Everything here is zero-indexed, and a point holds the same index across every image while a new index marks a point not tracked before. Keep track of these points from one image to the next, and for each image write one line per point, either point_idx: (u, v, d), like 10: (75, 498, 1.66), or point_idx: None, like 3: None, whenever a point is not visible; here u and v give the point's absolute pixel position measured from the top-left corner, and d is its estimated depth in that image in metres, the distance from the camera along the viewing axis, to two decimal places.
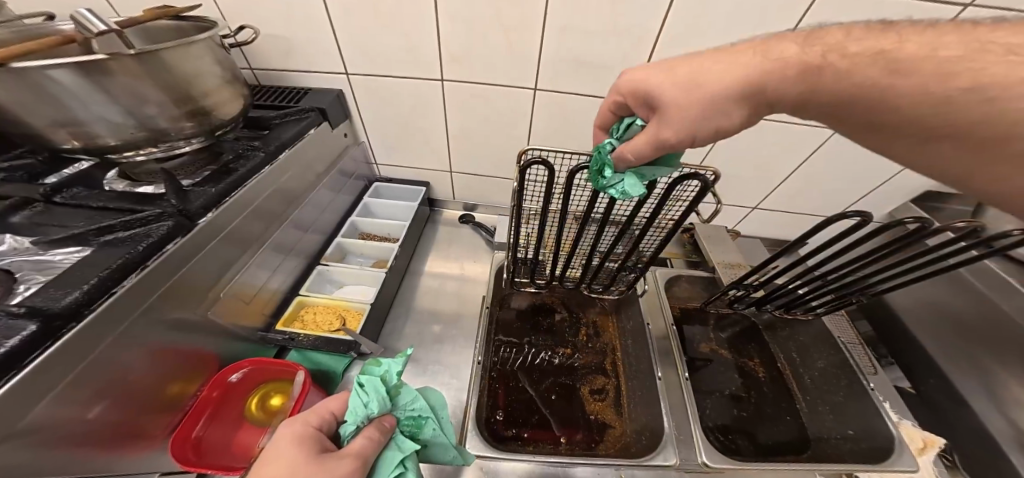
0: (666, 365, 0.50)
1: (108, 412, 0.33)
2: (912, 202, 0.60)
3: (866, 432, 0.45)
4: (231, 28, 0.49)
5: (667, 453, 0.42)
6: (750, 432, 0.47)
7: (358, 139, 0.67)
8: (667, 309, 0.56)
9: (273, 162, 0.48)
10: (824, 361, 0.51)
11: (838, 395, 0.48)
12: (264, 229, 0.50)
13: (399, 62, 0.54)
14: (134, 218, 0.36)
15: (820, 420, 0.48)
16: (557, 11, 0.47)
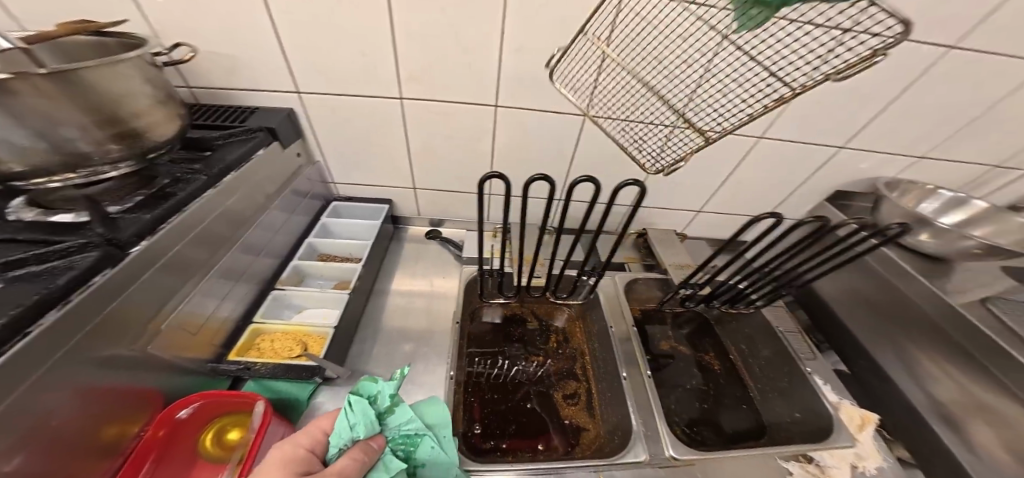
0: (630, 366, 0.52)
1: (28, 465, 0.28)
2: (826, 200, 0.68)
3: (809, 413, 0.49)
4: (164, 45, 0.46)
5: (637, 449, 0.43)
6: (715, 422, 0.50)
7: (312, 159, 0.64)
8: (628, 312, 0.58)
9: (217, 185, 0.45)
10: (769, 349, 0.55)
11: (783, 381, 0.53)
12: (210, 254, 0.46)
13: (354, 82, 0.53)
14: (52, 250, 0.32)
15: (771, 406, 0.52)
16: (513, 32, 0.50)
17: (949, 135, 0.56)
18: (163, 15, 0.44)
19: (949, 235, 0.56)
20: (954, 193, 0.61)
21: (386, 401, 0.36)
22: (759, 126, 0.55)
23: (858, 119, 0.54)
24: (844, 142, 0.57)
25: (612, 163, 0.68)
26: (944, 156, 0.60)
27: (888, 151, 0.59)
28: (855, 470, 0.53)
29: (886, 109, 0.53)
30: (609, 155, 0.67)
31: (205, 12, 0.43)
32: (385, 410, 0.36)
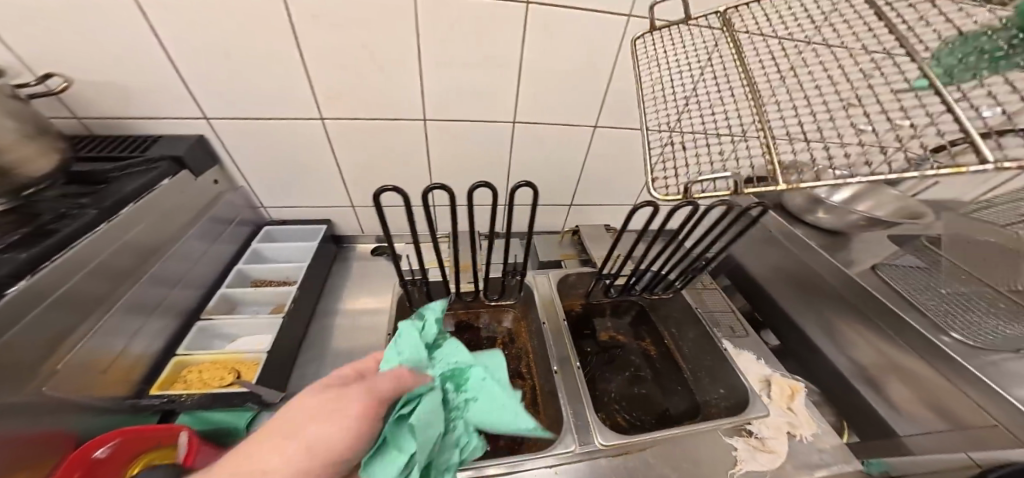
0: (562, 359, 0.52)
1: None
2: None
3: (731, 389, 0.50)
4: (34, 75, 0.42)
5: (566, 440, 0.44)
6: (654, 404, 0.52)
7: (235, 184, 0.62)
8: (557, 305, 0.58)
9: (110, 219, 0.42)
10: (694, 331, 0.57)
11: (707, 360, 0.54)
12: (112, 288, 0.43)
13: (269, 104, 0.52)
14: None
15: (701, 385, 0.53)
16: (428, 49, 0.51)
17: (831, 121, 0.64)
18: (29, 44, 0.40)
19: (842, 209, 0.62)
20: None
21: (429, 332, 0.36)
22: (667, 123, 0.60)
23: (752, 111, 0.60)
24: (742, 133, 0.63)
25: (546, 165, 0.71)
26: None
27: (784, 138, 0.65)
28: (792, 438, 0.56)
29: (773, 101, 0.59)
30: (542, 159, 0.70)
31: (84, 39, 0.41)
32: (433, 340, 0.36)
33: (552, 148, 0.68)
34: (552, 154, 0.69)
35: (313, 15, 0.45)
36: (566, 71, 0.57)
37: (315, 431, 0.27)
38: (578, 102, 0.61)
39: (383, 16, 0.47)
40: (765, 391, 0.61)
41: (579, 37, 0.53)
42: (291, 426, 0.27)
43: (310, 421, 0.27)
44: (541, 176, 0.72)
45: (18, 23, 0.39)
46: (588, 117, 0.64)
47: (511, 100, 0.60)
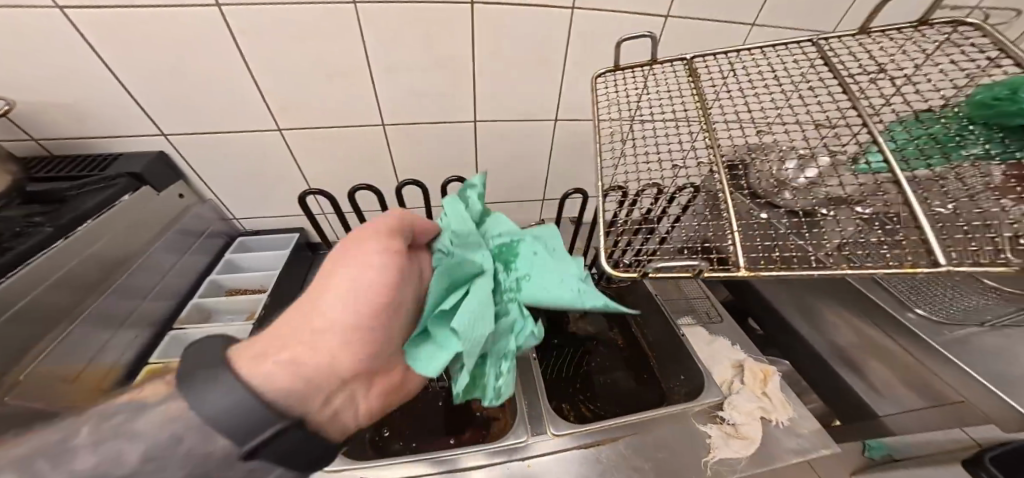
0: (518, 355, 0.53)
1: None
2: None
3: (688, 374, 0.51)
4: None
5: (519, 431, 0.47)
6: (617, 392, 0.54)
7: (203, 197, 0.63)
8: None
9: (67, 236, 0.42)
10: (654, 318, 0.57)
11: (667, 345, 0.54)
12: (74, 303, 0.43)
13: (224, 118, 0.53)
14: None
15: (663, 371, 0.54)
16: (377, 56, 0.52)
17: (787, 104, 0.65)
18: None
19: None
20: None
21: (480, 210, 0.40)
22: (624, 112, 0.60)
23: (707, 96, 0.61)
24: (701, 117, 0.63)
25: (512, 161, 0.71)
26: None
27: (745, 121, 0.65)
28: (767, 423, 0.56)
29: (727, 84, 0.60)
30: (507, 156, 0.70)
31: (29, 63, 0.42)
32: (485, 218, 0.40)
33: (515, 144, 0.68)
34: (517, 150, 0.69)
35: (254, 29, 0.45)
36: (518, 67, 0.57)
37: (360, 271, 0.25)
38: (534, 97, 0.62)
39: (325, 26, 0.47)
40: (738, 376, 0.60)
41: (526, 33, 0.53)
42: (331, 271, 0.25)
43: (347, 257, 0.25)
44: (509, 173, 0.73)
45: None
46: (547, 111, 0.64)
47: (467, 100, 0.60)
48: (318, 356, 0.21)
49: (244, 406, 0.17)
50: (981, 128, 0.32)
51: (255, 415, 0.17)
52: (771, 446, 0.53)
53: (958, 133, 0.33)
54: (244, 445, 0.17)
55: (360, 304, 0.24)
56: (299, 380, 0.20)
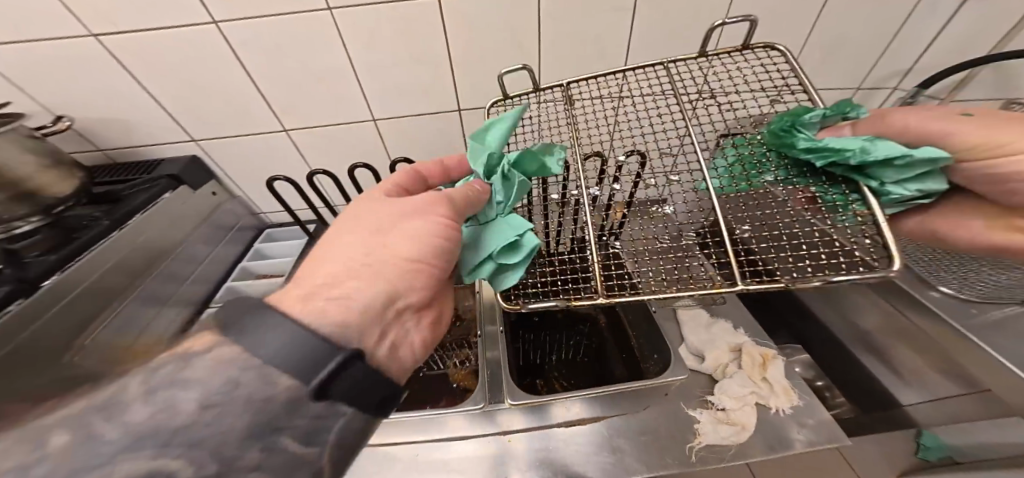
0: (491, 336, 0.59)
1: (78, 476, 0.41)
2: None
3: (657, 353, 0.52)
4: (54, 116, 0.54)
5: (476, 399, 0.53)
6: None
7: (233, 194, 0.73)
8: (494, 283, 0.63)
9: (120, 228, 0.52)
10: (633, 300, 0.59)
11: (641, 326, 0.56)
12: (129, 282, 0.53)
13: (238, 124, 0.61)
14: None
15: (637, 351, 0.56)
16: (359, 55, 0.56)
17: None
18: (50, 95, 0.53)
19: None
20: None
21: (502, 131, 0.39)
22: None
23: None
24: None
25: None
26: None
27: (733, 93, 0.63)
28: (762, 409, 0.52)
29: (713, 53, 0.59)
30: None
31: (87, 86, 0.53)
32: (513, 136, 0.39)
33: None
34: None
35: (248, 42, 0.52)
36: (491, 53, 0.58)
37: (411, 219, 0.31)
38: (513, 81, 0.62)
39: (309, 32, 0.52)
40: (735, 361, 0.56)
41: (494, 16, 0.54)
42: (384, 227, 0.31)
43: (402, 214, 0.32)
44: None
45: (35, 79, 0.51)
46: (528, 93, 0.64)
47: (449, 91, 0.62)
48: (368, 292, 0.26)
49: (298, 341, 0.20)
50: (775, 155, 0.39)
51: (307, 347, 0.20)
52: (768, 434, 0.50)
53: (761, 160, 0.39)
54: (307, 379, 0.19)
55: (419, 248, 0.30)
56: (345, 315, 0.24)
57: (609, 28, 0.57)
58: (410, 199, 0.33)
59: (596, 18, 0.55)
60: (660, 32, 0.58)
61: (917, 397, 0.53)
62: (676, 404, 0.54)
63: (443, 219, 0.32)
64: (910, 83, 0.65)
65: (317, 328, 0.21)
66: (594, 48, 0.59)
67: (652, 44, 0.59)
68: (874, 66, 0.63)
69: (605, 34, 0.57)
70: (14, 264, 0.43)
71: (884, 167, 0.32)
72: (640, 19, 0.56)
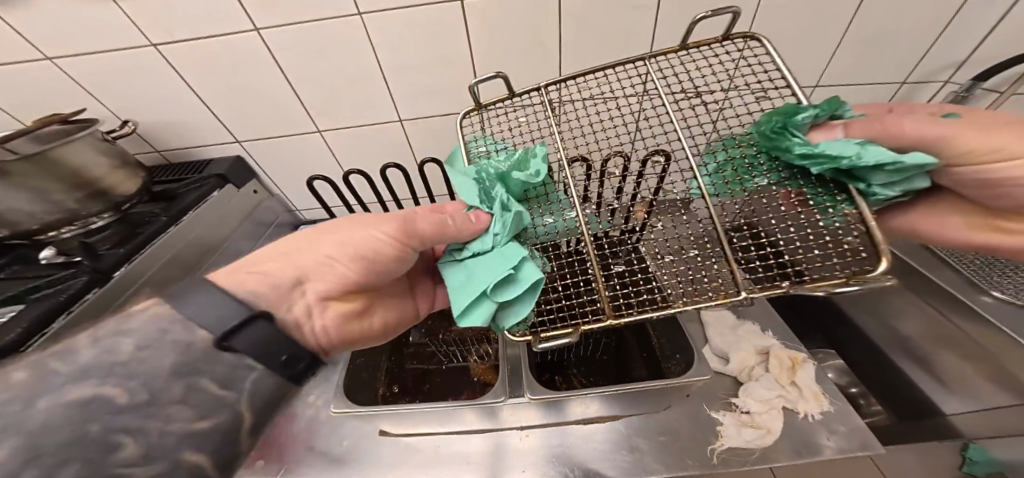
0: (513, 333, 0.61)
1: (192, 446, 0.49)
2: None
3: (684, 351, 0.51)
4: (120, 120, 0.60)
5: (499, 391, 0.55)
6: None
7: (272, 192, 0.77)
8: None
9: (177, 223, 0.56)
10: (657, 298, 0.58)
11: (667, 324, 0.55)
12: (181, 274, 0.58)
13: (278, 126, 0.65)
14: (57, 277, 0.45)
15: (662, 350, 0.55)
16: (387, 58, 0.58)
17: (826, 64, 0.60)
18: (118, 101, 0.59)
19: None
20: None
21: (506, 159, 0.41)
22: None
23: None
24: None
25: None
26: (833, 83, 0.62)
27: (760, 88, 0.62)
28: (791, 413, 0.51)
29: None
30: None
31: (149, 94, 0.58)
32: (513, 160, 0.41)
33: None
34: None
35: (287, 48, 0.55)
36: (514, 54, 0.59)
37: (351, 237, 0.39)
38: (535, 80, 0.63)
39: (342, 38, 0.55)
40: (762, 363, 0.54)
41: (517, 16, 0.55)
42: (316, 237, 0.40)
43: (352, 225, 0.40)
44: None
45: (105, 88, 0.56)
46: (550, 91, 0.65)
47: None
48: (277, 277, 0.33)
49: (220, 303, 0.25)
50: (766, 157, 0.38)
51: (226, 310, 0.25)
52: (796, 438, 0.48)
53: (752, 163, 0.38)
54: (223, 336, 0.24)
55: (340, 254, 0.38)
56: (258, 291, 0.30)
57: (631, 26, 0.56)
58: (354, 218, 0.41)
59: (618, 16, 0.55)
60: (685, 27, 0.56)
61: (964, 406, 0.49)
62: (699, 406, 0.54)
63: (386, 235, 0.39)
64: (963, 76, 0.61)
65: (238, 298, 0.27)
66: (617, 46, 0.59)
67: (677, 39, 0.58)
68: (923, 57, 0.59)
69: (628, 31, 0.57)
70: (90, 256, 0.47)
71: (875, 170, 0.32)
72: (664, 14, 0.55)
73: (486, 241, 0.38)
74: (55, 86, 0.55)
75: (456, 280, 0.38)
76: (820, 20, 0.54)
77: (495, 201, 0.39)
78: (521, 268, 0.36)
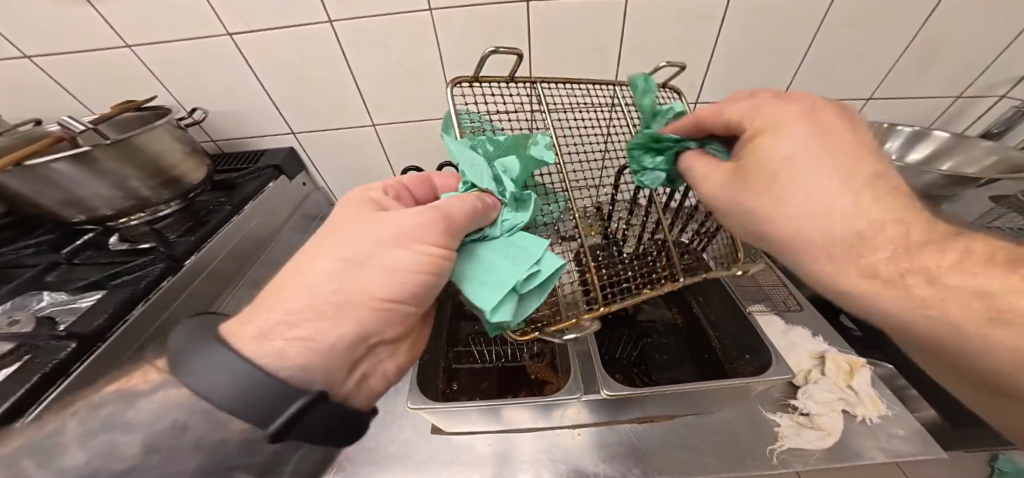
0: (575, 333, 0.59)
1: None
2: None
3: (753, 353, 0.52)
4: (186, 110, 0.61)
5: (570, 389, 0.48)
6: (670, 371, 0.57)
7: (317, 186, 0.77)
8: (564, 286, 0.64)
9: (240, 212, 0.55)
10: (716, 300, 0.59)
11: (730, 326, 0.56)
12: (239, 268, 0.56)
13: (333, 118, 0.65)
14: (136, 263, 0.44)
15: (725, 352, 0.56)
16: (449, 55, 0.58)
17: (885, 74, 0.61)
18: (185, 90, 0.59)
19: (913, 169, 0.54)
20: (911, 129, 0.64)
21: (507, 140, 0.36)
22: (690, 92, 0.63)
23: (779, 76, 0.61)
24: (780, 96, 0.64)
25: None
26: (887, 95, 0.64)
27: (810, 97, 0.64)
28: (851, 417, 0.52)
29: (805, 58, 0.59)
30: None
31: (215, 82, 0.58)
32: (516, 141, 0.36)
33: None
34: None
35: (355, 40, 0.55)
36: (575, 56, 0.58)
37: (346, 243, 0.27)
38: None
39: (409, 34, 0.55)
40: (819, 366, 0.56)
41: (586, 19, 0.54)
42: (356, 257, 0.26)
43: (387, 238, 0.27)
44: None
45: (175, 76, 0.57)
46: None
47: None
48: (335, 335, 0.25)
49: (250, 382, 0.20)
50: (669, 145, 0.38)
51: (261, 388, 0.21)
52: (853, 441, 0.50)
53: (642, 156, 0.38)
54: (268, 424, 0.21)
55: (395, 285, 0.27)
56: (308, 356, 0.24)
57: (700, 35, 0.56)
58: (388, 226, 0.27)
59: (684, 26, 0.55)
60: (750, 37, 0.56)
61: None
62: (755, 406, 0.55)
63: (420, 243, 0.27)
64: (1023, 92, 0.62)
65: (274, 371, 0.22)
66: (680, 54, 0.58)
67: (742, 46, 0.57)
68: (981, 73, 0.60)
69: (693, 42, 0.57)
70: (165, 242, 0.46)
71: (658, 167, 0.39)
72: (733, 23, 0.54)
73: (496, 226, 0.34)
74: (129, 73, 0.57)
75: (462, 269, 0.32)
76: (882, 33, 0.56)
77: (506, 186, 0.34)
78: (542, 259, 0.32)
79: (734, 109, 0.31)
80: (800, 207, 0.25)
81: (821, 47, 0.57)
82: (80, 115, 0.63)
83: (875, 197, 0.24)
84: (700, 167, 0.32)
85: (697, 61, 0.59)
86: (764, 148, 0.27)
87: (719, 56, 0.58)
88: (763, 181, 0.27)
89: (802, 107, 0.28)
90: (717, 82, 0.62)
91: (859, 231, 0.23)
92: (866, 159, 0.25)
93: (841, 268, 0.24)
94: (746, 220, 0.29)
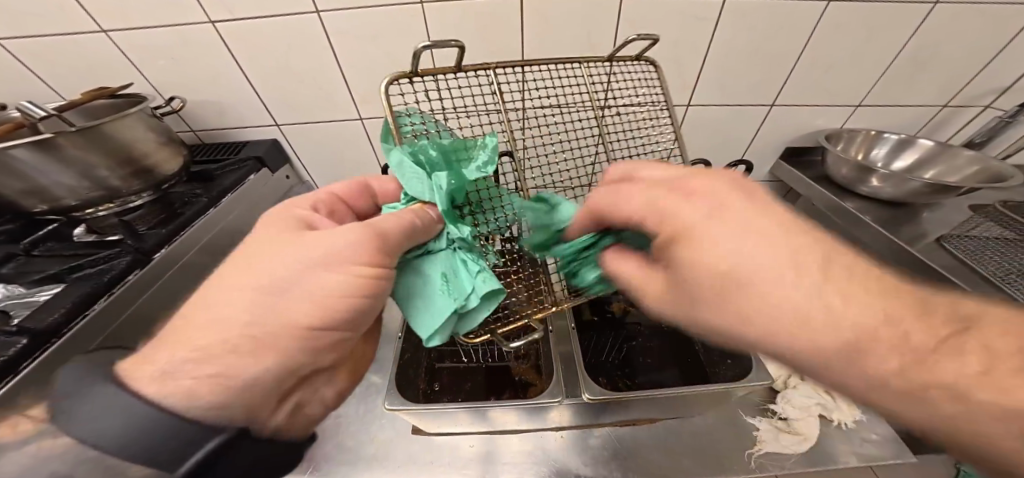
0: (561, 339, 0.58)
1: None
2: (781, 159, 0.73)
3: (735, 358, 0.53)
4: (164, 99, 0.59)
5: (553, 392, 0.48)
6: (655, 375, 0.58)
7: (302, 179, 0.75)
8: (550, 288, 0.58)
9: (216, 205, 0.54)
10: None
11: None
12: (215, 262, 0.54)
13: (321, 110, 0.63)
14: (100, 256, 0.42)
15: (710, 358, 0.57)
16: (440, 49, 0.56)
17: (875, 81, 0.61)
18: (163, 78, 0.57)
19: (896, 177, 0.55)
20: (897, 137, 0.65)
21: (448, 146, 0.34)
22: (682, 94, 0.63)
23: (774, 79, 0.61)
24: (772, 100, 0.64)
25: None
26: (876, 103, 0.64)
27: (799, 103, 0.64)
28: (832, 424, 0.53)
29: (798, 62, 0.58)
30: None
31: (195, 69, 0.56)
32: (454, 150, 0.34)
33: None
34: None
35: (344, 31, 0.53)
36: (568, 55, 0.58)
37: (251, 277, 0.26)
38: None
39: (399, 26, 0.53)
40: None
41: (579, 18, 0.54)
42: (274, 284, 0.25)
43: (303, 262, 0.26)
44: None
45: (155, 62, 0.55)
46: None
47: None
48: (252, 368, 0.25)
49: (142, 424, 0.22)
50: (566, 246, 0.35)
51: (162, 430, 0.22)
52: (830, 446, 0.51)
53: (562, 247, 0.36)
54: (176, 467, 0.22)
55: (319, 313, 0.26)
56: (222, 394, 0.24)
57: (695, 34, 0.55)
58: (319, 245, 0.26)
59: (678, 26, 0.54)
60: (742, 42, 0.56)
61: None
62: (736, 411, 0.55)
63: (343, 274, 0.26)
64: (1007, 103, 0.63)
65: (183, 409, 0.23)
66: (673, 54, 0.58)
67: (736, 48, 0.57)
68: (970, 83, 0.61)
69: (687, 41, 0.56)
70: (133, 235, 0.44)
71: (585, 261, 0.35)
72: (728, 26, 0.54)
73: (439, 239, 0.33)
74: (103, 59, 0.55)
75: (406, 287, 0.32)
76: (873, 40, 0.56)
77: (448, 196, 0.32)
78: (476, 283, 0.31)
79: (634, 200, 0.26)
80: (765, 318, 0.19)
81: (811, 53, 0.57)
82: (50, 101, 0.60)
83: (863, 293, 0.18)
84: (618, 264, 0.30)
85: (691, 62, 0.58)
86: (683, 257, 0.22)
87: (711, 60, 0.58)
88: (712, 294, 0.21)
89: (711, 208, 0.22)
90: (710, 85, 0.62)
91: (851, 339, 0.18)
92: (804, 238, 0.20)
93: (843, 370, 0.19)
94: (695, 325, 0.24)
